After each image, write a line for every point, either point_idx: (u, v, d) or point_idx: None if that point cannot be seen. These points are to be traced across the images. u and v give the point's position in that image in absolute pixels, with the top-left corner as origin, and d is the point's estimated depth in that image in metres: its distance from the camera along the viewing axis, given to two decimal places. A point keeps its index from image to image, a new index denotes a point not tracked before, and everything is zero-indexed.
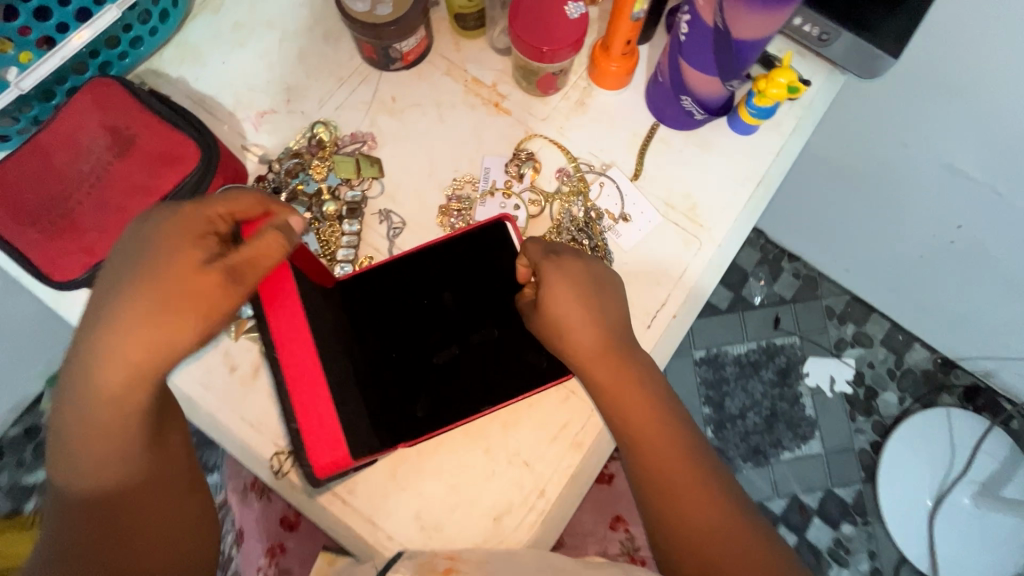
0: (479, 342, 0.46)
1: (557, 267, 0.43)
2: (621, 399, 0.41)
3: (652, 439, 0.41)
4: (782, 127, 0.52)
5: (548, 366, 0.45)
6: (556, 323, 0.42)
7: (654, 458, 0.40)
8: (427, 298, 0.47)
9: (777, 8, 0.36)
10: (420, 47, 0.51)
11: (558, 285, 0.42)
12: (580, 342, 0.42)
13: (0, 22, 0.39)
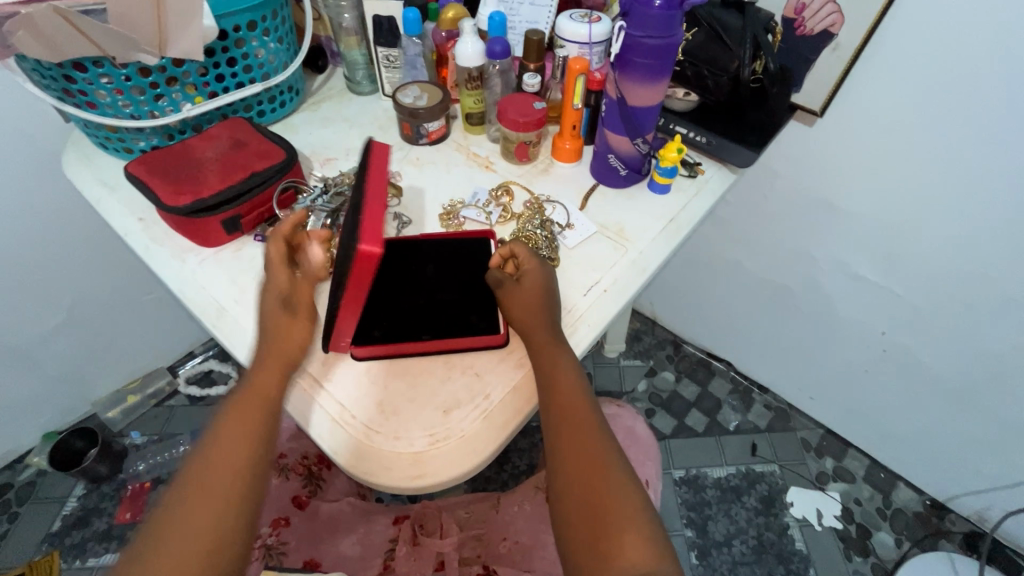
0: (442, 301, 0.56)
1: (540, 270, 0.54)
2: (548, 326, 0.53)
3: (565, 360, 0.52)
4: (686, 192, 0.74)
5: (486, 327, 0.54)
6: (530, 304, 0.53)
7: (563, 393, 0.51)
8: (415, 265, 0.59)
9: (652, 83, 0.61)
10: (441, 130, 0.78)
11: (537, 281, 0.54)
12: (541, 314, 0.53)
13: (196, 75, 0.66)
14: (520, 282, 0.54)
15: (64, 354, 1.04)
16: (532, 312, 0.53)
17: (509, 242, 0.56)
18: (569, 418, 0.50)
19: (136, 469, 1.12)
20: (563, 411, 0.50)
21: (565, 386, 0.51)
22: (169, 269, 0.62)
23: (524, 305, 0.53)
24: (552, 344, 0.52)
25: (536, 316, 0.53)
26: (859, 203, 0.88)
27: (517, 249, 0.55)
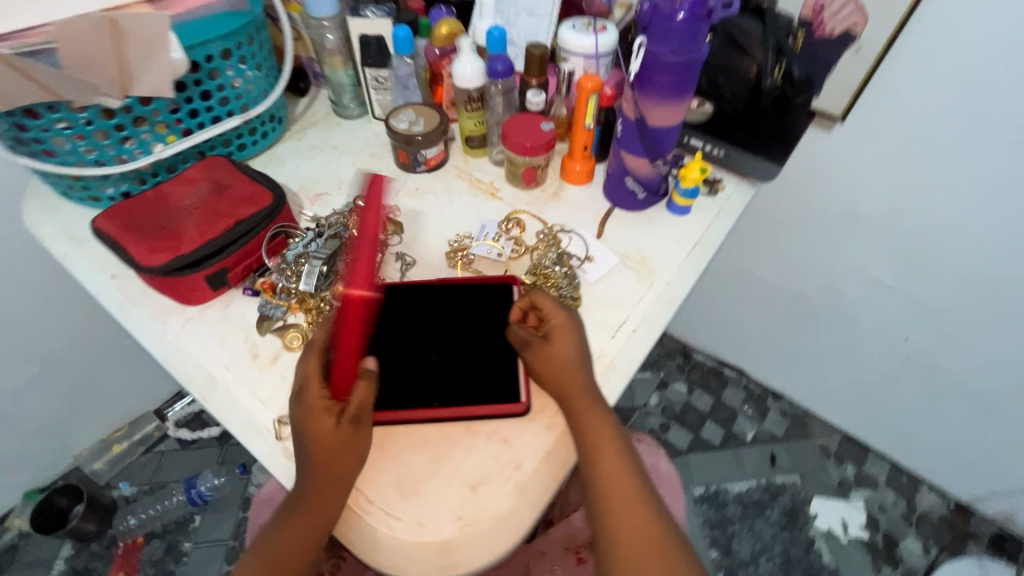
0: (456, 358, 0.50)
1: (567, 321, 0.50)
2: (576, 389, 0.48)
3: (604, 428, 0.48)
4: (707, 212, 0.69)
5: (505, 394, 0.48)
6: (561, 362, 0.48)
7: (610, 469, 0.47)
8: (427, 315, 0.53)
9: (674, 102, 0.56)
10: (440, 156, 0.72)
11: (566, 335, 0.49)
12: (572, 373, 0.48)
13: (168, 112, 0.60)
14: (547, 337, 0.49)
15: (40, 409, 0.96)
16: (565, 370, 0.48)
17: (527, 291, 0.52)
18: (622, 498, 0.47)
19: (127, 524, 1.04)
20: (614, 490, 0.47)
21: (611, 461, 0.47)
22: (149, 332, 0.55)
23: (556, 364, 0.48)
24: (590, 412, 0.48)
25: (570, 376, 0.48)
26: (880, 210, 0.84)
27: (537, 297, 0.51)
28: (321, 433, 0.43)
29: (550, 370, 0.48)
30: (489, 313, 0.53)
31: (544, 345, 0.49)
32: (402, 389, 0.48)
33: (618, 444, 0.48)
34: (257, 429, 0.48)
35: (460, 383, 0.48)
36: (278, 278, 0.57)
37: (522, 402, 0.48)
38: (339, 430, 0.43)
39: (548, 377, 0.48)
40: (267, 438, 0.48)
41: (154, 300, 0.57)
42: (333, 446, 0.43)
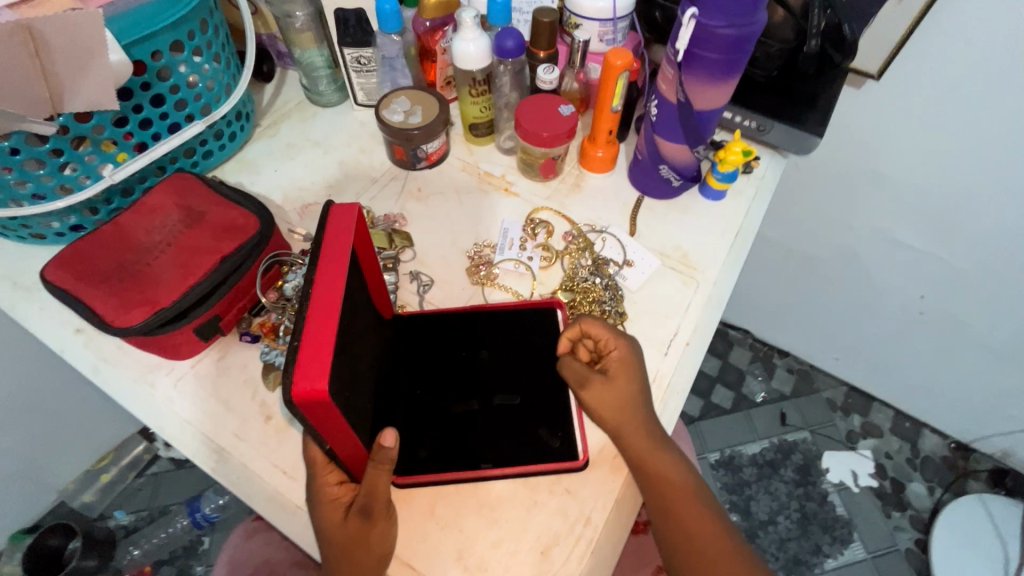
0: (502, 406, 0.43)
1: (628, 354, 0.44)
2: (640, 432, 0.43)
3: (672, 471, 0.43)
4: (744, 194, 0.63)
5: (562, 447, 0.42)
6: (621, 404, 0.43)
7: (688, 514, 0.43)
8: (465, 351, 0.46)
9: (721, 82, 0.48)
10: (441, 149, 0.63)
11: (628, 371, 0.44)
12: (627, 416, 0.43)
13: (113, 127, 0.48)
14: (606, 374, 0.44)
15: (12, 453, 0.87)
16: (627, 412, 0.43)
17: (575, 318, 0.45)
18: (708, 545, 0.43)
19: (131, 556, 0.99)
20: (699, 536, 0.43)
21: (687, 504, 0.44)
22: (134, 395, 0.47)
23: (616, 406, 0.43)
24: (658, 457, 0.43)
25: (630, 418, 0.43)
26: (910, 172, 0.78)
27: (588, 326, 0.44)
28: (333, 528, 0.38)
29: (615, 411, 0.43)
30: (532, 347, 0.47)
31: (606, 381, 0.43)
32: (445, 444, 0.43)
33: (689, 484, 0.44)
34: (286, 506, 0.42)
35: (513, 435, 0.42)
36: (282, 319, 0.49)
37: (580, 457, 0.42)
38: (348, 524, 0.37)
39: (614, 420, 0.43)
40: (298, 516, 0.42)
41: (134, 358, 0.49)
42: (346, 544, 0.37)
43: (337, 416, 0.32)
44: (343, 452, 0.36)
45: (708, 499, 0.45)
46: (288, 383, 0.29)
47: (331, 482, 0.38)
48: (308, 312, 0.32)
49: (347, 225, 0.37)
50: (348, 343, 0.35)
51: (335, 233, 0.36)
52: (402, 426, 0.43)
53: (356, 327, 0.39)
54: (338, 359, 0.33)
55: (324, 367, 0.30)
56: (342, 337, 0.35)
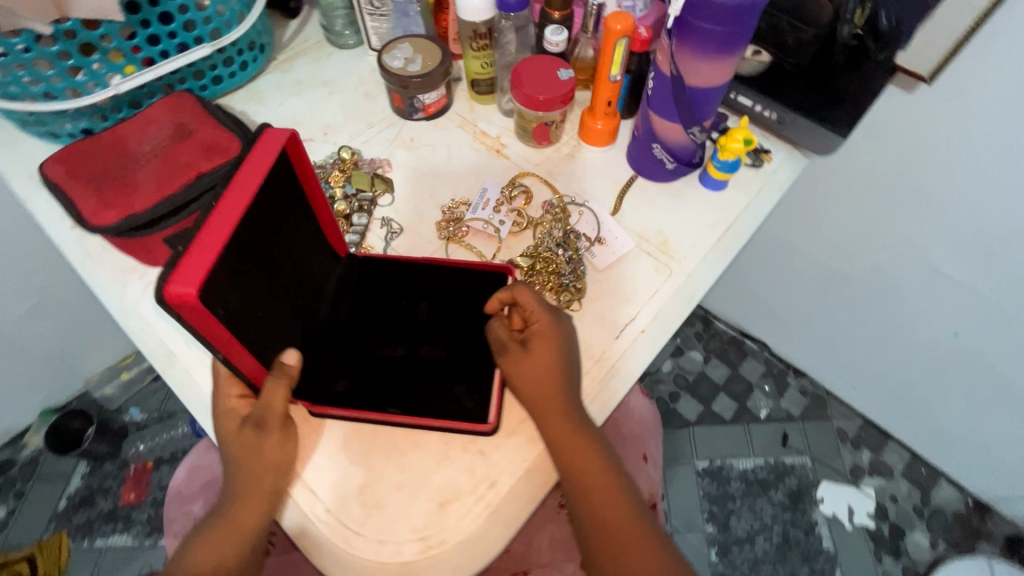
0: (426, 357, 0.45)
1: (550, 327, 0.43)
2: (553, 404, 0.42)
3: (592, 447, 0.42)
4: (748, 188, 0.59)
5: (473, 407, 0.43)
6: (538, 376, 0.42)
7: (602, 498, 0.42)
8: (406, 300, 0.48)
9: (716, 57, 0.45)
10: (440, 102, 0.62)
11: (547, 343, 0.43)
12: (543, 387, 0.42)
13: (122, 39, 0.51)
14: (526, 345, 0.43)
15: (44, 337, 0.96)
16: (544, 385, 0.42)
17: (509, 285, 0.45)
18: (618, 531, 0.42)
19: (136, 450, 1.08)
20: (611, 519, 0.42)
21: (602, 489, 0.43)
22: (109, 292, 0.51)
23: (533, 375, 0.42)
24: (572, 436, 0.42)
25: (546, 391, 0.42)
26: (959, 193, 0.71)
27: (519, 294, 0.44)
28: (231, 437, 0.41)
29: (524, 376, 0.43)
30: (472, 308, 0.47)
31: (529, 348, 0.43)
32: (365, 378, 0.44)
33: (608, 468, 0.43)
34: None
35: (434, 387, 0.44)
36: None
37: (490, 422, 0.42)
38: (243, 434, 0.40)
39: (523, 384, 0.43)
40: None
41: (114, 259, 0.52)
42: (242, 455, 0.40)
43: (219, 322, 0.35)
44: (241, 363, 0.39)
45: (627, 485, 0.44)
46: (164, 283, 0.32)
47: (233, 395, 0.42)
48: (204, 223, 0.34)
49: (271, 149, 0.38)
50: (252, 262, 0.38)
51: (260, 155, 0.38)
52: (333, 357, 0.45)
53: (273, 252, 0.41)
54: (231, 273, 0.36)
55: (200, 273, 0.33)
56: (247, 256, 0.37)
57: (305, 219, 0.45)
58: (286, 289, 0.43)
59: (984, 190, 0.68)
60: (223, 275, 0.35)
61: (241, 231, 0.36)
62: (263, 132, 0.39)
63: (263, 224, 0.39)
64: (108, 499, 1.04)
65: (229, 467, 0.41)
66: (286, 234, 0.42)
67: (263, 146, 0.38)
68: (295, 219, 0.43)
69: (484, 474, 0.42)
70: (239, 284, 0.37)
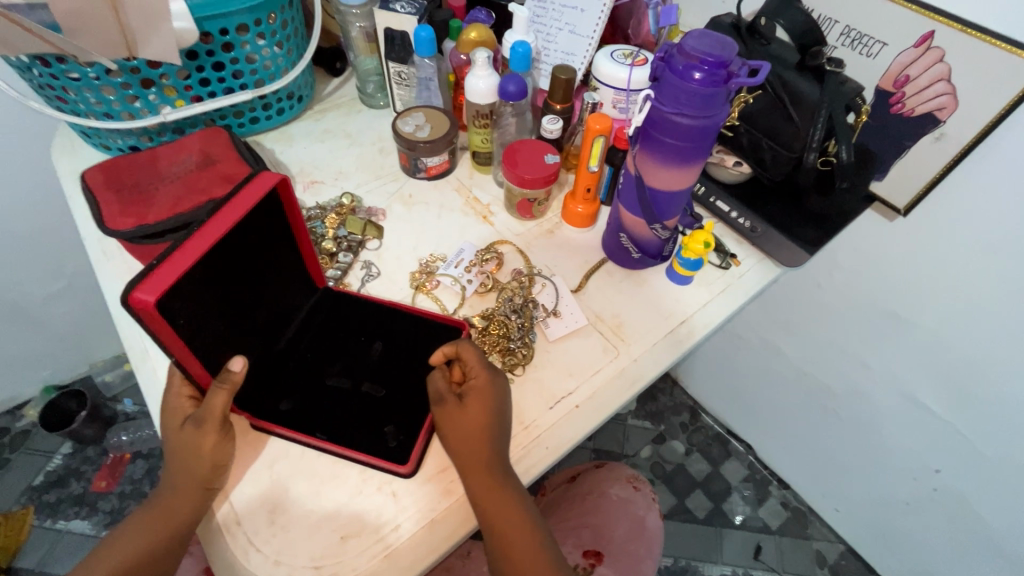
0: (366, 394, 0.49)
1: (486, 384, 0.46)
2: (471, 460, 0.44)
3: (508, 507, 0.44)
4: (712, 287, 0.62)
5: (397, 447, 0.46)
6: (469, 431, 0.44)
7: (522, 558, 0.44)
8: (363, 338, 0.52)
9: (674, 166, 0.49)
10: (442, 166, 0.68)
11: (481, 400, 0.45)
12: (474, 443, 0.44)
13: (178, 78, 0.60)
14: (462, 398, 0.45)
15: (64, 318, 1.04)
16: (469, 438, 0.44)
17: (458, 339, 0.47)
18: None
19: (119, 440, 1.13)
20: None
21: (524, 550, 0.44)
22: (114, 287, 0.57)
23: (467, 429, 0.44)
24: (492, 493, 0.43)
25: (476, 447, 0.44)
26: (936, 325, 0.71)
27: (464, 350, 0.46)
28: (171, 437, 0.44)
29: (446, 428, 0.45)
30: (420, 356, 0.51)
31: (458, 404, 0.45)
32: (306, 401, 0.48)
33: (531, 529, 0.45)
34: None
35: (366, 423, 0.47)
36: None
37: (408, 466, 0.45)
38: (183, 433, 0.43)
39: (446, 436, 0.45)
40: None
41: (124, 260, 0.59)
42: (175, 454, 0.43)
43: (173, 329, 0.40)
44: (190, 366, 0.43)
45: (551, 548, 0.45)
46: (132, 287, 0.37)
47: (183, 395, 0.45)
48: (181, 241, 0.39)
49: (264, 187, 0.44)
50: (216, 282, 0.43)
51: (250, 194, 0.44)
52: (286, 378, 0.50)
53: (246, 274, 0.46)
54: (195, 286, 0.41)
55: (165, 284, 0.37)
56: (215, 272, 0.42)
57: (286, 250, 0.50)
58: (256, 306, 0.48)
59: (961, 325, 0.68)
60: (183, 287, 0.39)
61: (214, 251, 0.41)
62: (260, 174, 0.45)
63: (235, 250, 0.43)
64: (81, 484, 1.08)
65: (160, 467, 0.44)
66: (260, 259, 0.47)
67: (255, 186, 0.44)
68: (272, 247, 0.48)
69: (389, 517, 0.43)
70: (201, 298, 0.42)
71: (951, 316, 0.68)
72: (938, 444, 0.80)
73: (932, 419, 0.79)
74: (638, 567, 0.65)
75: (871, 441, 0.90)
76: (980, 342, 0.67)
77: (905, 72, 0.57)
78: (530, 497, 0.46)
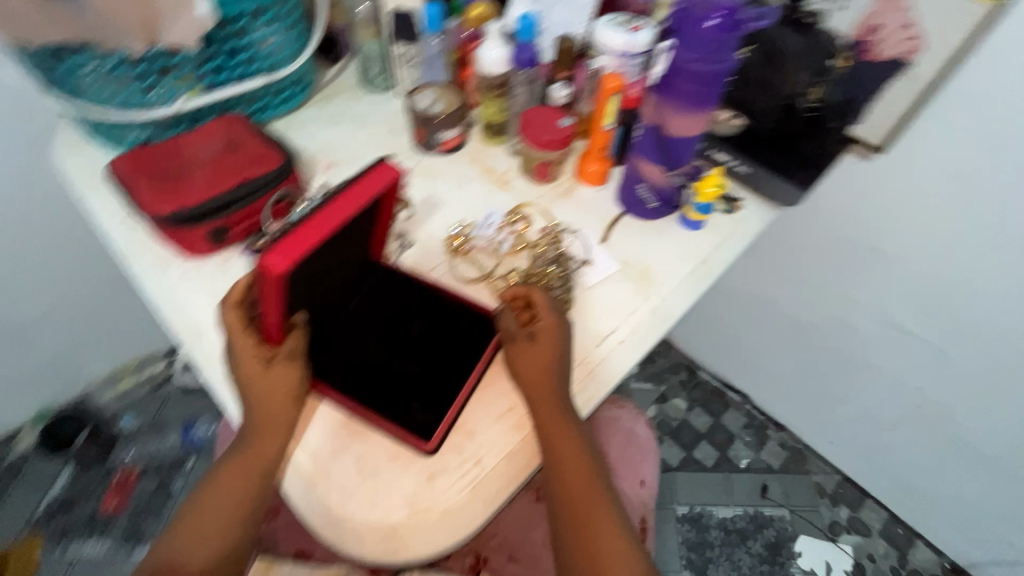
0: (400, 369, 0.49)
1: (555, 324, 0.49)
2: (540, 395, 0.47)
3: (573, 436, 0.47)
4: (722, 230, 0.67)
5: (422, 421, 0.46)
6: (540, 366, 0.47)
7: (577, 485, 0.47)
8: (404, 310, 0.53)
9: (694, 111, 0.54)
10: (457, 139, 0.71)
11: (553, 338, 0.48)
12: (540, 380, 0.47)
13: (194, 66, 0.61)
14: (532, 335, 0.49)
15: (56, 336, 1.00)
16: (540, 373, 0.47)
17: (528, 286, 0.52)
18: (586, 515, 0.47)
19: (124, 457, 1.10)
20: (583, 505, 0.47)
21: (579, 478, 0.47)
22: (149, 275, 0.57)
23: (535, 367, 0.48)
24: (558, 423, 0.47)
25: (541, 384, 0.47)
26: (914, 252, 0.78)
27: (536, 294, 0.51)
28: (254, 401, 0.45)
29: (518, 359, 0.48)
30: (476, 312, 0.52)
31: (531, 346, 0.48)
32: (357, 363, 0.50)
33: (587, 459, 0.48)
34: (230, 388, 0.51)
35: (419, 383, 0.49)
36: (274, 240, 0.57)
37: (428, 446, 0.45)
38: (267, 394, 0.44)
39: (520, 370, 0.48)
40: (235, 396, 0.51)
41: (153, 248, 0.59)
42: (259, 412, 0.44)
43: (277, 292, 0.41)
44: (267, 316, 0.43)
45: (599, 477, 0.49)
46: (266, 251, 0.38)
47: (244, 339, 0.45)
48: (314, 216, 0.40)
49: (386, 180, 0.45)
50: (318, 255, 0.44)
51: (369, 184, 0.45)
52: (324, 340, 0.50)
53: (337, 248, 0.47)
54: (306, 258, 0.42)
55: (294, 258, 0.39)
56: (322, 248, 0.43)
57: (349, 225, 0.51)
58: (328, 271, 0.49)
59: (936, 250, 0.76)
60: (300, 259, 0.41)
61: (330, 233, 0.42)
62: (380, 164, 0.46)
63: (339, 229, 0.45)
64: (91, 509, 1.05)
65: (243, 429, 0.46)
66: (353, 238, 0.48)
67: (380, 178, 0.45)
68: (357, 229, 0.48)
69: (468, 452, 0.46)
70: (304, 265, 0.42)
71: (928, 243, 0.76)
72: (920, 364, 0.89)
73: (903, 349, 0.89)
74: (636, 473, 0.69)
75: (860, 372, 0.99)
76: (953, 263, 0.75)
77: (874, 21, 0.64)
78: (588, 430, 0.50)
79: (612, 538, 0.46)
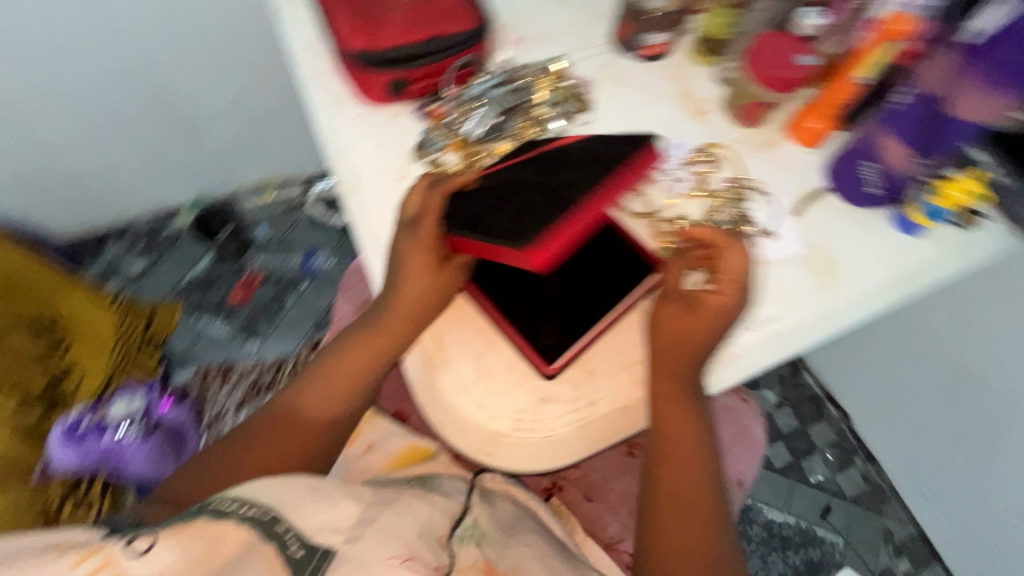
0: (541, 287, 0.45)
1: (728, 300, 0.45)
2: (662, 359, 0.45)
3: (685, 411, 0.45)
4: (945, 245, 0.54)
5: (550, 345, 0.44)
6: (678, 337, 0.45)
7: (678, 456, 0.46)
8: None
9: (1003, 95, 0.41)
10: (663, 47, 0.61)
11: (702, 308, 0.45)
12: (669, 353, 0.45)
13: None
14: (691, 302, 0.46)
15: (223, 136, 1.09)
16: (679, 338, 0.45)
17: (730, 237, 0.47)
18: (684, 500, 0.45)
19: (254, 261, 1.23)
20: (682, 491, 0.45)
21: (683, 458, 0.46)
22: (323, 109, 0.57)
23: (669, 335, 0.46)
24: (675, 395, 0.45)
25: (671, 359, 0.45)
26: None
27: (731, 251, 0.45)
28: (413, 269, 0.47)
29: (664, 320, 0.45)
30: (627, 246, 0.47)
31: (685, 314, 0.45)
32: (495, 267, 0.47)
33: (698, 447, 0.46)
34: (378, 247, 0.53)
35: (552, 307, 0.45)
36: (451, 112, 0.55)
37: (550, 369, 0.43)
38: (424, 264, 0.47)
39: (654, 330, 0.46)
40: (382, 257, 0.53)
41: (331, 81, 0.57)
42: (410, 279, 0.47)
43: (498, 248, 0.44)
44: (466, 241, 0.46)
45: (709, 468, 0.46)
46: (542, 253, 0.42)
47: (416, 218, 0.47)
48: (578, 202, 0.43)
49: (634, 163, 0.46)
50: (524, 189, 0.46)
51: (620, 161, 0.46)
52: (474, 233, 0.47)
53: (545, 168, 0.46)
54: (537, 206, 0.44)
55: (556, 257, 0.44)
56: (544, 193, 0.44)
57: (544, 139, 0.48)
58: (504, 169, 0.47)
59: None
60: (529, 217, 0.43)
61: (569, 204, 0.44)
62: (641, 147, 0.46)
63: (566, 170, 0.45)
64: (221, 296, 1.20)
65: (390, 296, 0.49)
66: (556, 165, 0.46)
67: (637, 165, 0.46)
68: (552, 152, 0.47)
69: (584, 390, 0.44)
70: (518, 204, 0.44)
71: None
72: None
73: None
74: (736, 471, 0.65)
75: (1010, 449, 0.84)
76: None
77: None
78: (705, 419, 0.47)
79: (703, 530, 0.45)
